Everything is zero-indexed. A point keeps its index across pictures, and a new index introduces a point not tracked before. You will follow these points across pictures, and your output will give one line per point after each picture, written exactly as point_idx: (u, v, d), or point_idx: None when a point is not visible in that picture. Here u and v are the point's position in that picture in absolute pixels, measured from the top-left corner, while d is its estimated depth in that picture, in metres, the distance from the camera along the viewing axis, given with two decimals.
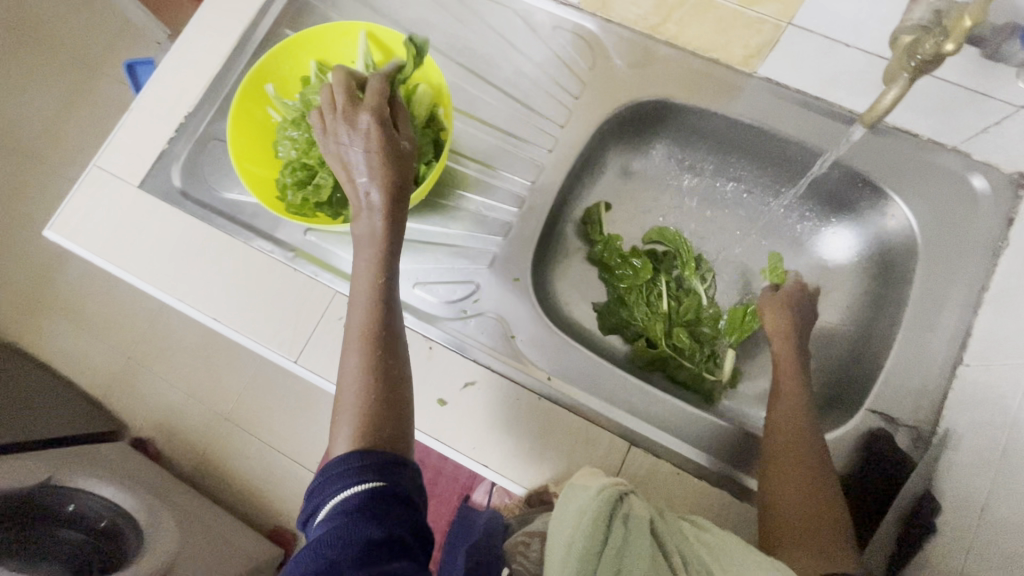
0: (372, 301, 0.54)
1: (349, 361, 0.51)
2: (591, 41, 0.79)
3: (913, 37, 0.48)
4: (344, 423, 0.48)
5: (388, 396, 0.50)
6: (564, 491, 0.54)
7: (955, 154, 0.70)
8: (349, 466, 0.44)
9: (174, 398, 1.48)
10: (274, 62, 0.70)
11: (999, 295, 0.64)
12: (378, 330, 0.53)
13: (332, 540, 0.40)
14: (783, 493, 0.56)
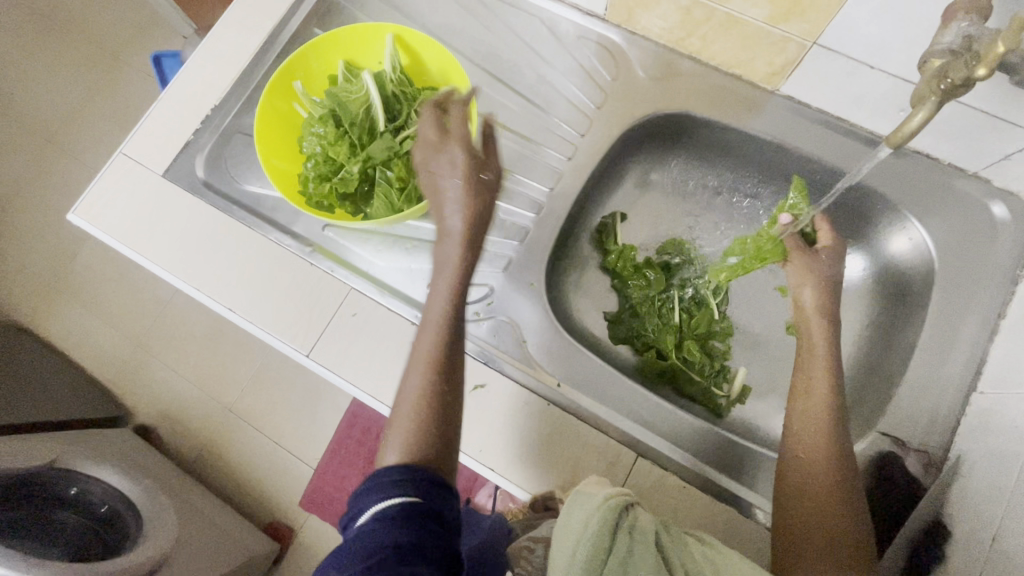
0: (443, 323, 0.53)
1: (411, 380, 0.50)
2: (615, 52, 0.80)
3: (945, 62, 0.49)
4: (394, 442, 0.47)
5: (445, 421, 0.49)
6: (569, 499, 0.54)
7: (976, 180, 0.70)
8: (392, 478, 0.43)
9: (180, 387, 1.49)
10: (304, 59, 0.71)
11: (1015, 323, 0.63)
12: (446, 357, 0.51)
13: (367, 546, 0.39)
14: (805, 513, 0.54)
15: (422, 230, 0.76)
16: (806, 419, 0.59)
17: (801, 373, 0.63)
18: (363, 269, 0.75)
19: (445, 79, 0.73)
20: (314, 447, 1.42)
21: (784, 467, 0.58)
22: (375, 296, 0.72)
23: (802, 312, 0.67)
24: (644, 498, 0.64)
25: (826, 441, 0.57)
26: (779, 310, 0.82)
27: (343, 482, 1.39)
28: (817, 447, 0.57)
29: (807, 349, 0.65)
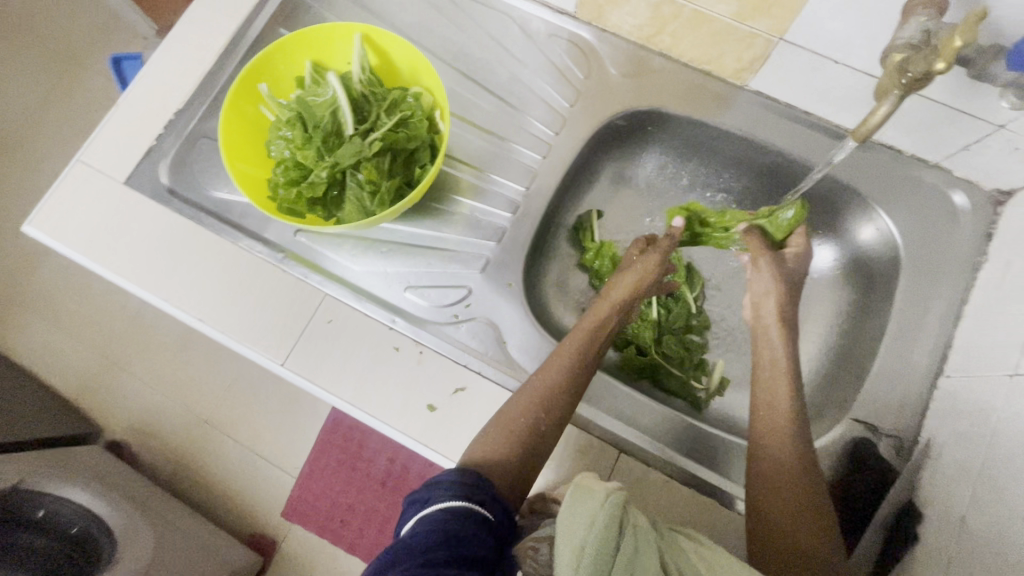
0: (565, 370, 0.62)
1: (523, 396, 0.60)
2: (586, 50, 0.80)
3: (904, 56, 0.49)
4: (487, 438, 0.58)
5: (527, 451, 0.57)
6: (571, 493, 0.52)
7: (937, 170, 0.72)
8: (471, 482, 0.51)
9: (153, 400, 1.45)
10: (269, 61, 0.69)
11: (978, 308, 0.65)
12: (558, 398, 0.60)
13: (450, 530, 0.46)
14: (780, 508, 0.55)
15: (398, 233, 0.75)
16: (770, 423, 0.60)
17: (762, 385, 0.63)
18: (338, 275, 0.73)
19: (416, 78, 0.71)
20: (295, 456, 1.39)
21: (751, 480, 0.58)
22: (351, 302, 0.71)
23: (762, 320, 0.68)
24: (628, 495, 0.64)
25: (795, 437, 0.58)
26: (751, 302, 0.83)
27: (327, 490, 1.37)
28: (786, 447, 0.58)
29: (768, 356, 0.65)
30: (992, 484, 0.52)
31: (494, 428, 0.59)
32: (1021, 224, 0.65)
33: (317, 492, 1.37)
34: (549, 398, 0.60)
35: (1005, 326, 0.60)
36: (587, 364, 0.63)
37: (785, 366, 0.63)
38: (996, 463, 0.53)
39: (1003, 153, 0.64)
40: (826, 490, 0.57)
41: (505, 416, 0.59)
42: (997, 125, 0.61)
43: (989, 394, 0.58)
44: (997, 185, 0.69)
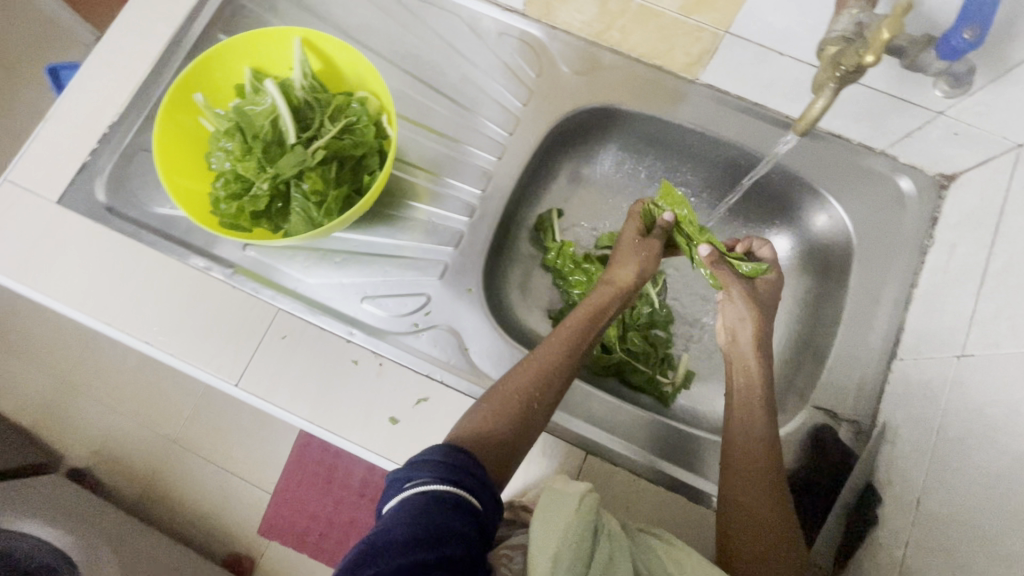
0: (562, 348, 0.63)
1: (520, 372, 0.61)
2: (537, 48, 0.79)
3: (837, 47, 0.49)
4: (483, 413, 0.58)
5: (517, 429, 0.57)
6: (544, 498, 0.49)
7: (883, 157, 0.74)
8: (454, 463, 0.50)
9: (114, 424, 1.39)
10: (204, 69, 0.66)
11: (926, 291, 0.67)
12: (555, 375, 0.61)
13: (426, 517, 0.45)
14: (744, 497, 0.56)
15: (352, 242, 0.73)
16: (743, 415, 0.61)
17: (739, 368, 0.66)
18: (292, 289, 0.71)
19: (361, 82, 0.69)
20: (266, 473, 1.36)
21: (727, 458, 0.60)
22: (306, 316, 0.69)
23: (734, 337, 0.68)
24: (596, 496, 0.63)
25: (764, 431, 0.60)
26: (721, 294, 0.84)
27: (302, 505, 1.34)
28: (751, 436, 0.60)
29: (738, 357, 0.67)
30: (944, 463, 0.53)
31: (487, 405, 0.58)
32: (964, 207, 0.67)
33: (292, 507, 1.33)
34: (545, 382, 0.60)
35: (951, 308, 0.62)
36: (581, 344, 0.65)
37: (754, 358, 0.65)
38: (947, 443, 0.54)
39: (943, 138, 0.65)
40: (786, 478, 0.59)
41: (500, 393, 0.59)
42: (935, 111, 0.63)
43: (939, 375, 0.59)
44: (940, 169, 0.71)
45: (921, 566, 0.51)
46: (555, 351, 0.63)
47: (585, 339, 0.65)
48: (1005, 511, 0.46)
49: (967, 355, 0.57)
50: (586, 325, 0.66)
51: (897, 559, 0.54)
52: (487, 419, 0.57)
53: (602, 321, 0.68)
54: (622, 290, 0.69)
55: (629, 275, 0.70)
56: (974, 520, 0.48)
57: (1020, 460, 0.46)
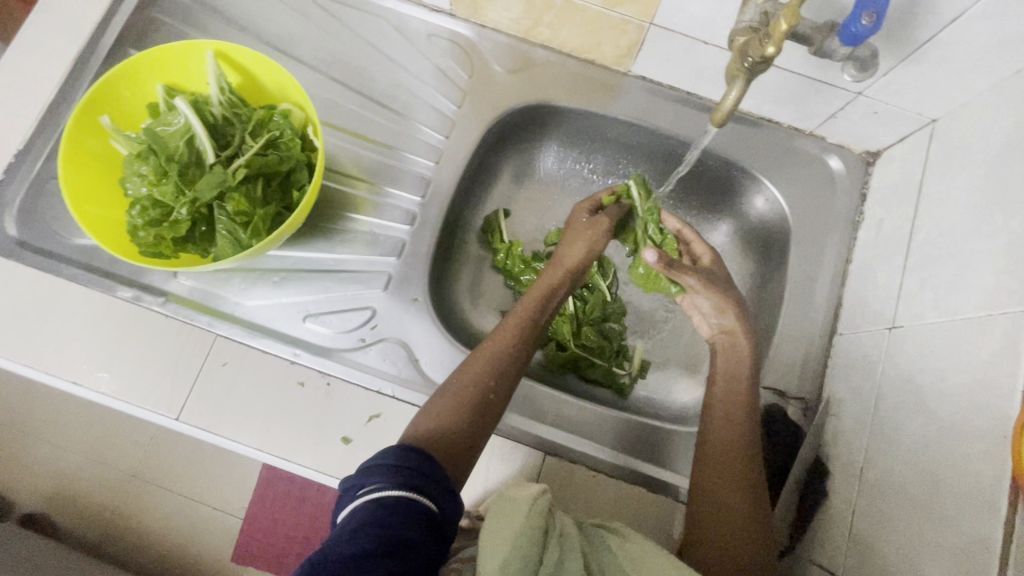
0: (513, 335, 0.62)
1: (472, 363, 0.60)
2: (467, 48, 0.78)
3: (743, 39, 0.51)
4: (436, 410, 0.56)
5: (474, 421, 0.56)
6: (494, 508, 0.49)
7: (813, 138, 0.76)
8: (409, 466, 0.48)
9: (64, 463, 1.27)
10: (110, 90, 0.63)
11: (860, 265, 0.69)
12: (508, 361, 0.60)
13: (373, 526, 0.43)
14: (710, 490, 0.58)
15: (290, 260, 0.70)
16: (723, 417, 0.61)
17: (726, 376, 0.64)
18: (229, 313, 0.68)
19: (284, 94, 0.67)
20: (237, 496, 1.26)
21: (703, 453, 0.60)
22: (247, 340, 0.66)
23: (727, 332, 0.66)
24: (557, 496, 0.63)
25: (744, 432, 0.60)
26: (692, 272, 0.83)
27: (277, 526, 1.24)
28: (729, 439, 0.59)
29: (729, 349, 0.65)
30: (882, 432, 0.55)
31: (440, 400, 0.57)
32: (889, 182, 0.69)
33: (267, 529, 1.24)
34: (499, 369, 0.59)
35: (883, 281, 0.64)
36: (532, 331, 0.64)
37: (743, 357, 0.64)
38: (885, 412, 0.56)
39: (864, 117, 0.68)
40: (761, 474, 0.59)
41: (453, 387, 0.58)
42: (855, 92, 0.65)
43: (875, 347, 0.61)
44: (866, 146, 0.73)
45: (867, 533, 0.53)
46: (506, 339, 0.62)
47: (535, 324, 0.65)
48: (937, 474, 0.48)
49: (899, 326, 0.59)
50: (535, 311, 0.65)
51: (845, 529, 0.56)
52: (441, 415, 0.55)
53: (553, 305, 0.67)
54: (570, 272, 0.69)
55: (577, 258, 0.69)
56: (911, 486, 0.50)
57: (948, 424, 0.48)
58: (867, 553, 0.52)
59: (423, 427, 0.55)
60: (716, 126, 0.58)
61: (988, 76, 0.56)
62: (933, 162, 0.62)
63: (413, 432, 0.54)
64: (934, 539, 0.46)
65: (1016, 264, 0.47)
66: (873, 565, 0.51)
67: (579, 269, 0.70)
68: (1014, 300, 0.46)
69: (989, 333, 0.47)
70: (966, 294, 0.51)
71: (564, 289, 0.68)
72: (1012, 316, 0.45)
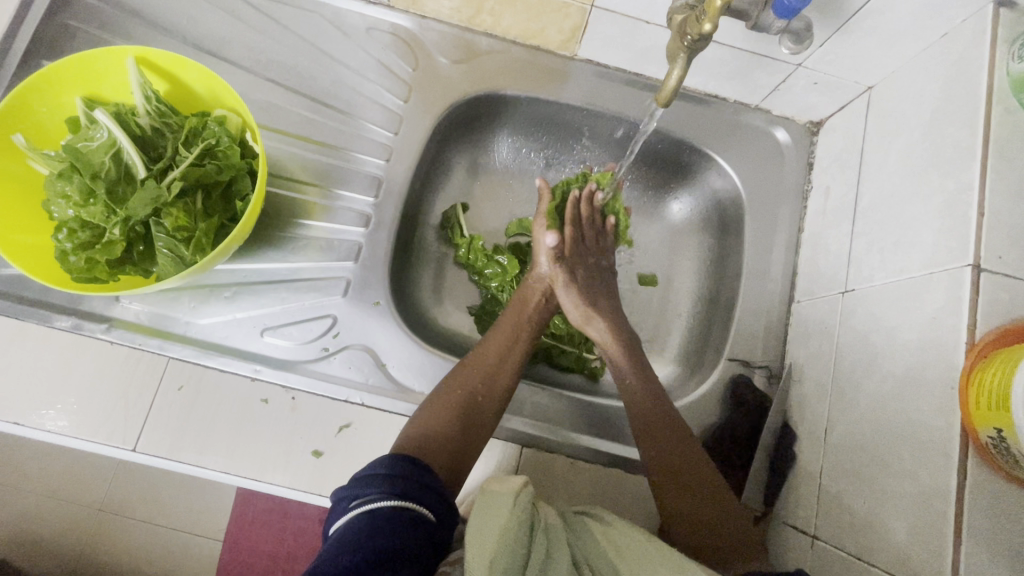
0: (501, 344, 0.63)
1: (460, 370, 0.60)
2: (409, 40, 0.76)
3: (682, 18, 0.52)
4: (426, 415, 0.56)
5: (462, 423, 0.56)
6: (478, 503, 0.49)
7: (759, 111, 0.77)
8: (404, 476, 0.47)
9: (26, 502, 1.20)
10: (23, 107, 0.59)
11: (812, 233, 0.71)
12: (495, 367, 0.61)
13: (370, 534, 0.42)
14: (661, 456, 0.58)
15: (241, 272, 0.67)
16: (625, 383, 0.63)
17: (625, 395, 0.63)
18: (181, 333, 0.64)
19: (217, 98, 0.64)
20: (215, 518, 1.21)
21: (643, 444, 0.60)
22: (202, 361, 0.63)
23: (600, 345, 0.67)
24: (538, 487, 0.63)
25: (642, 388, 0.62)
26: (657, 250, 0.83)
27: (258, 544, 1.20)
28: (634, 396, 0.62)
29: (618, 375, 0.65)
30: (843, 393, 0.57)
31: (430, 406, 0.57)
32: (833, 150, 0.71)
33: (248, 551, 1.20)
34: (489, 378, 0.60)
35: (833, 247, 0.66)
36: (520, 340, 0.65)
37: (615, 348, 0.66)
38: (844, 373, 0.58)
39: (806, 88, 0.70)
40: (693, 433, 0.60)
41: (443, 391, 0.58)
42: (795, 64, 0.66)
43: (830, 311, 0.63)
44: (810, 117, 0.75)
45: (836, 492, 0.54)
46: (493, 349, 0.62)
47: (523, 332, 0.66)
48: (893, 428, 0.50)
49: (851, 289, 0.60)
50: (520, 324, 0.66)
51: (814, 489, 0.57)
52: (431, 422, 0.55)
53: (538, 319, 0.68)
54: (536, 312, 0.68)
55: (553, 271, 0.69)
56: (871, 441, 0.52)
57: (900, 380, 0.50)
58: (836, 509, 0.54)
59: (413, 435, 0.54)
60: (660, 105, 0.58)
61: (916, 42, 0.58)
62: (871, 128, 0.64)
63: (402, 441, 0.54)
64: (896, 490, 0.48)
65: (952, 222, 0.49)
66: (842, 521, 0.53)
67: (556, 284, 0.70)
68: (954, 256, 0.48)
69: (932, 289, 0.49)
70: (909, 254, 0.53)
71: (544, 301, 0.70)
72: (953, 271, 0.47)
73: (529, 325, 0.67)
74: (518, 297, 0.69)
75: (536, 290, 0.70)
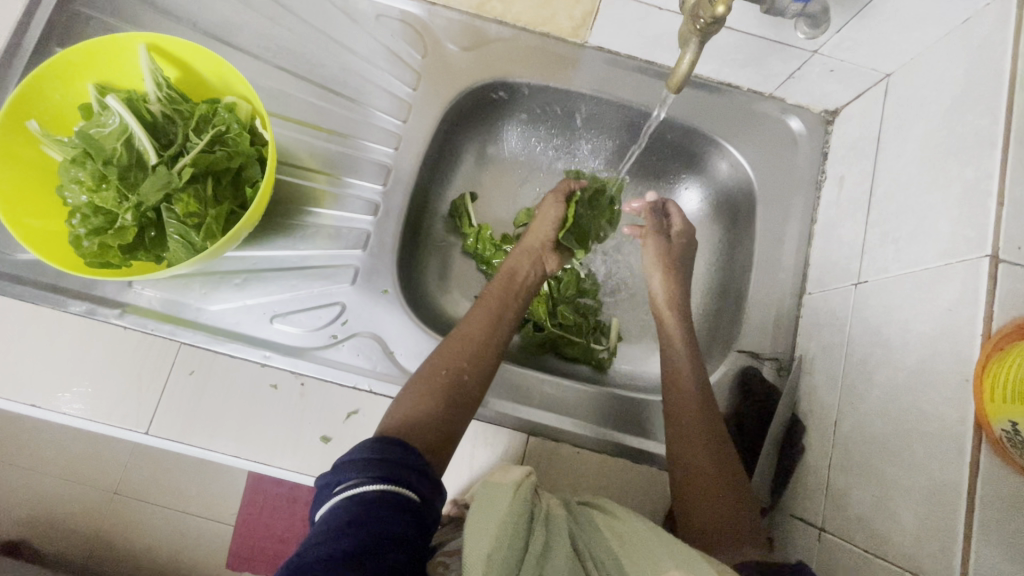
0: (485, 320, 0.62)
1: (444, 350, 0.59)
2: (418, 27, 0.75)
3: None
4: (411, 396, 0.55)
5: (447, 403, 0.55)
6: (477, 497, 0.50)
7: (772, 100, 0.76)
8: (386, 458, 0.47)
9: (44, 484, 1.22)
10: (36, 93, 0.59)
11: (826, 223, 0.70)
12: (479, 343, 0.60)
13: (353, 520, 0.42)
14: (683, 454, 0.58)
15: (251, 260, 0.68)
16: (671, 358, 0.66)
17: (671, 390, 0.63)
18: (193, 320, 0.65)
19: (227, 85, 0.64)
20: (227, 503, 1.23)
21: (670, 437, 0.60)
22: (213, 346, 0.64)
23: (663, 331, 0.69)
24: (543, 477, 0.63)
25: (690, 377, 0.63)
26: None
27: (268, 528, 1.22)
28: (679, 375, 0.64)
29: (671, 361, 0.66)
30: (853, 385, 0.56)
31: (415, 389, 0.55)
32: (848, 139, 0.70)
33: (259, 535, 1.22)
34: (476, 354, 0.59)
35: (847, 238, 0.65)
36: (504, 315, 0.64)
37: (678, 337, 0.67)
38: (854, 366, 0.57)
39: (821, 76, 0.68)
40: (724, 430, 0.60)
41: (426, 372, 0.57)
42: (811, 50, 0.65)
43: (843, 303, 0.62)
44: (825, 106, 0.74)
45: (845, 485, 0.54)
46: (479, 326, 0.62)
47: (508, 308, 0.65)
48: (905, 421, 0.49)
49: (864, 281, 0.60)
50: (504, 299, 0.65)
51: (822, 482, 0.57)
52: (420, 401, 0.54)
53: (525, 292, 0.68)
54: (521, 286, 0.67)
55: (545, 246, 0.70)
56: (881, 433, 0.51)
57: (913, 373, 0.49)
58: (844, 501, 0.54)
59: (400, 413, 0.53)
60: (671, 91, 0.57)
61: (935, 27, 0.56)
62: (888, 117, 0.63)
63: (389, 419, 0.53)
64: (906, 483, 0.47)
65: (971, 212, 0.48)
66: (851, 513, 0.52)
67: (545, 252, 0.70)
68: (971, 246, 0.47)
69: (948, 281, 0.48)
70: (925, 244, 0.52)
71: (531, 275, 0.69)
72: (969, 262, 0.46)
73: (516, 300, 0.66)
74: (505, 268, 0.69)
75: (524, 265, 0.69)
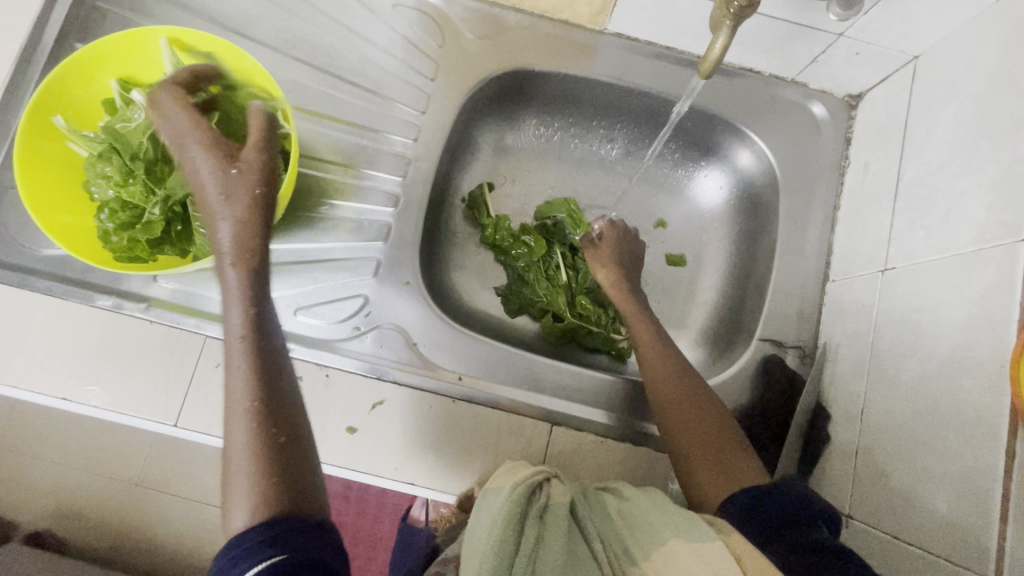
0: (249, 353, 0.42)
1: (233, 426, 0.40)
2: (435, 16, 0.74)
3: None
4: (237, 500, 0.38)
5: (283, 470, 0.40)
6: (479, 499, 0.51)
7: (794, 85, 0.75)
8: (252, 540, 0.36)
9: (67, 477, 1.24)
10: (60, 90, 0.60)
11: (849, 210, 0.69)
12: (257, 381, 0.41)
13: None
14: (680, 422, 0.57)
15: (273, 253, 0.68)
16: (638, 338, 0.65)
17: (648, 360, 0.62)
18: (217, 313, 0.65)
19: (247, 79, 0.64)
20: None
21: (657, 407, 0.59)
22: None
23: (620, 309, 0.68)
24: (567, 465, 0.64)
25: (659, 343, 0.63)
26: (685, 230, 0.81)
27: None
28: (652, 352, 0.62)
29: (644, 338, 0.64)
30: (881, 373, 0.56)
31: (237, 484, 0.39)
32: (873, 125, 0.69)
33: None
34: (267, 381, 0.42)
35: (872, 225, 0.64)
36: (265, 318, 0.44)
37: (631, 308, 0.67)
38: (882, 353, 0.57)
39: (846, 60, 0.67)
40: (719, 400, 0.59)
41: (233, 467, 0.39)
42: (837, 33, 0.63)
43: (869, 290, 0.62)
44: (848, 90, 0.73)
45: (873, 473, 0.54)
46: (244, 352, 0.42)
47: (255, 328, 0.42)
48: (937, 407, 0.49)
49: (891, 267, 0.59)
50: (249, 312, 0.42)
51: (849, 469, 0.57)
52: (256, 485, 0.38)
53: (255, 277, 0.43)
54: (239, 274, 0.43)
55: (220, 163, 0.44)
56: (912, 421, 0.51)
57: (946, 360, 0.49)
58: (871, 489, 0.54)
59: (245, 510, 0.38)
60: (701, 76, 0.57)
61: (968, 7, 0.55)
62: (916, 100, 0.62)
63: (241, 526, 0.38)
64: (939, 471, 0.47)
65: (1007, 196, 0.47)
66: (880, 502, 0.52)
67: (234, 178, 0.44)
68: (1006, 231, 0.46)
69: (983, 265, 0.48)
70: (957, 231, 0.51)
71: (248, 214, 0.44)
72: (1005, 247, 0.46)
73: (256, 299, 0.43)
74: (238, 271, 0.43)
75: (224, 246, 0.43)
